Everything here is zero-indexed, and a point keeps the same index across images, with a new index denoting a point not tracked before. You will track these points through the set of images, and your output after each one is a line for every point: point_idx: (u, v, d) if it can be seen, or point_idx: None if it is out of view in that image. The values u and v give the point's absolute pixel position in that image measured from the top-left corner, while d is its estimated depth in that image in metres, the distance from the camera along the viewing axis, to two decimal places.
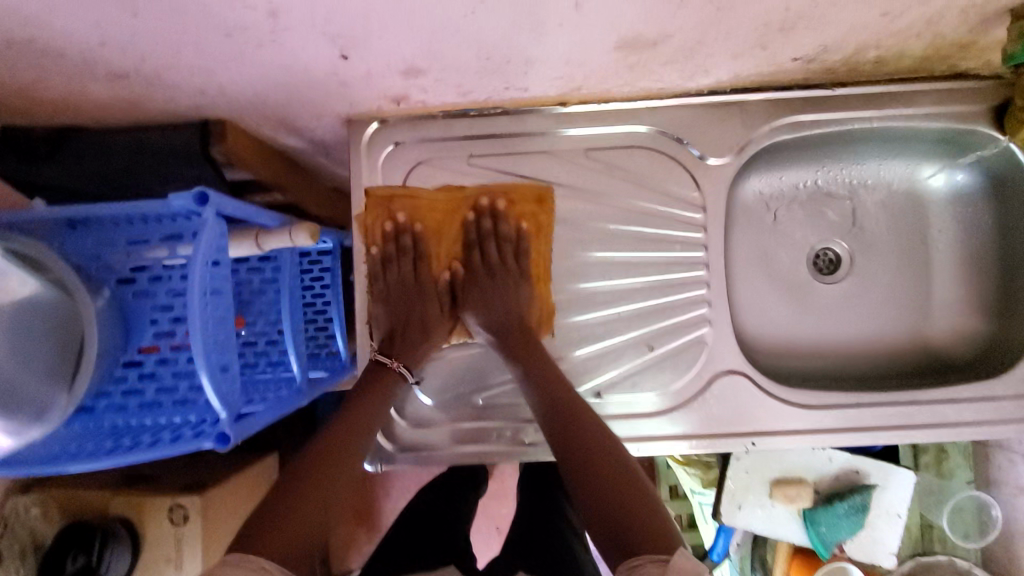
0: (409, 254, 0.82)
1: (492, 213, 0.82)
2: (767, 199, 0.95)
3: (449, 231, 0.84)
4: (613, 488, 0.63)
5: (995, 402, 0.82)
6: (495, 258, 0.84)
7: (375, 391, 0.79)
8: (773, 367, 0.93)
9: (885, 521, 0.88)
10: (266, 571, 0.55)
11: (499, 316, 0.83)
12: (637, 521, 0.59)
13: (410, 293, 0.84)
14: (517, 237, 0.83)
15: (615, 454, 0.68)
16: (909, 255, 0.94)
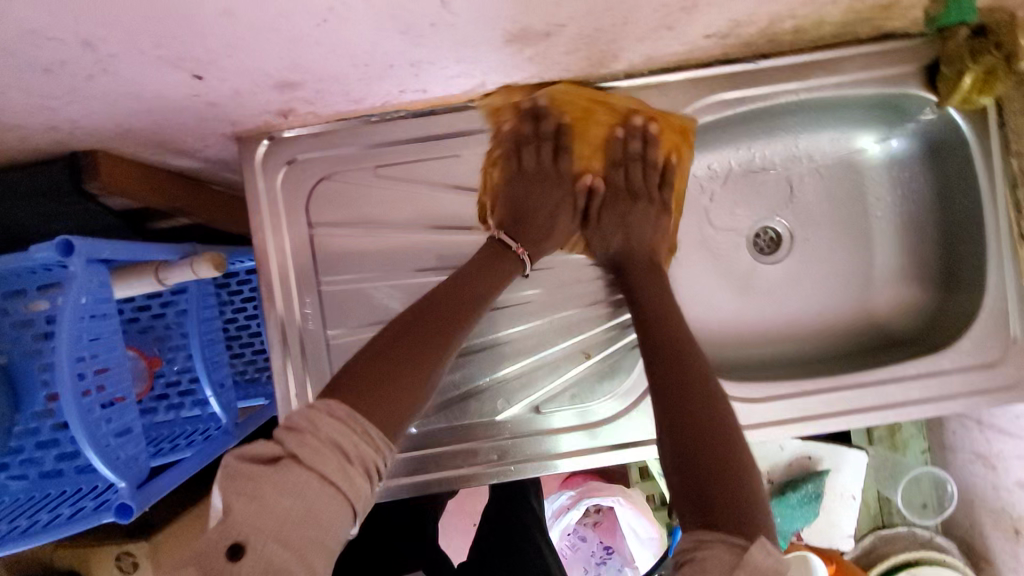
0: (550, 142, 0.75)
1: (641, 133, 0.76)
2: (700, 182, 0.91)
3: (593, 142, 0.77)
4: (709, 445, 0.56)
5: (941, 375, 0.80)
6: (625, 181, 0.78)
7: (492, 287, 0.69)
8: (720, 356, 0.89)
9: (840, 503, 0.87)
10: (366, 440, 0.52)
11: (624, 228, 0.77)
12: (729, 497, 0.53)
13: (535, 182, 0.76)
14: (642, 157, 0.77)
15: (716, 418, 0.59)
16: (849, 227, 0.91)
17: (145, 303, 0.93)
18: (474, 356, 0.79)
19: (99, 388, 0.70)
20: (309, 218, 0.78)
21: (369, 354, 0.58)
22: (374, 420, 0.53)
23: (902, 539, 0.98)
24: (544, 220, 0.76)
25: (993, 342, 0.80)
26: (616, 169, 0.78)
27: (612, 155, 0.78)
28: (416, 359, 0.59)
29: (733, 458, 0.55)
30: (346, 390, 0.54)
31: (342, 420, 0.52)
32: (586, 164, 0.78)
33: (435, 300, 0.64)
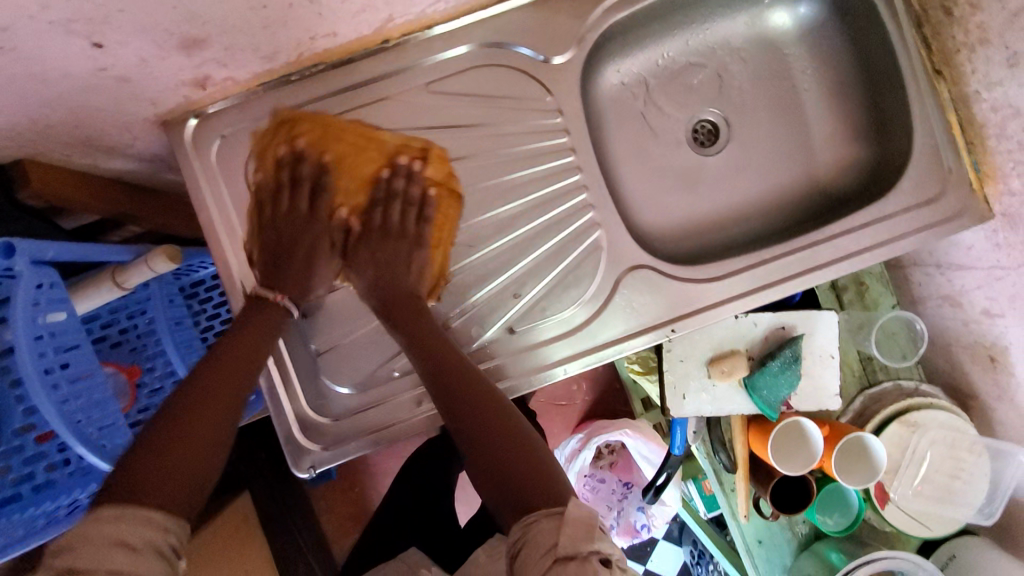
0: (308, 183, 0.72)
1: (403, 172, 0.75)
2: (629, 86, 0.92)
3: (349, 175, 0.74)
4: (488, 440, 0.63)
5: (889, 219, 0.83)
6: (404, 220, 0.76)
7: (252, 329, 0.70)
8: (680, 251, 0.92)
9: (820, 365, 0.90)
10: (148, 525, 0.48)
11: (380, 267, 0.75)
12: (527, 490, 0.57)
13: (297, 227, 0.73)
14: (417, 203, 0.76)
15: (493, 406, 0.66)
16: (780, 102, 0.93)
17: (109, 318, 0.92)
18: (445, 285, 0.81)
19: (74, 392, 0.71)
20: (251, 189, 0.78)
21: (157, 431, 0.56)
22: (156, 505, 0.50)
23: (889, 395, 1.01)
24: (303, 254, 0.74)
25: (930, 178, 0.83)
26: (373, 210, 0.76)
27: (371, 195, 0.76)
28: (204, 421, 0.59)
29: (518, 430, 0.64)
30: (101, 494, 0.50)
31: (122, 512, 0.48)
32: (345, 200, 0.75)
33: (204, 366, 0.65)
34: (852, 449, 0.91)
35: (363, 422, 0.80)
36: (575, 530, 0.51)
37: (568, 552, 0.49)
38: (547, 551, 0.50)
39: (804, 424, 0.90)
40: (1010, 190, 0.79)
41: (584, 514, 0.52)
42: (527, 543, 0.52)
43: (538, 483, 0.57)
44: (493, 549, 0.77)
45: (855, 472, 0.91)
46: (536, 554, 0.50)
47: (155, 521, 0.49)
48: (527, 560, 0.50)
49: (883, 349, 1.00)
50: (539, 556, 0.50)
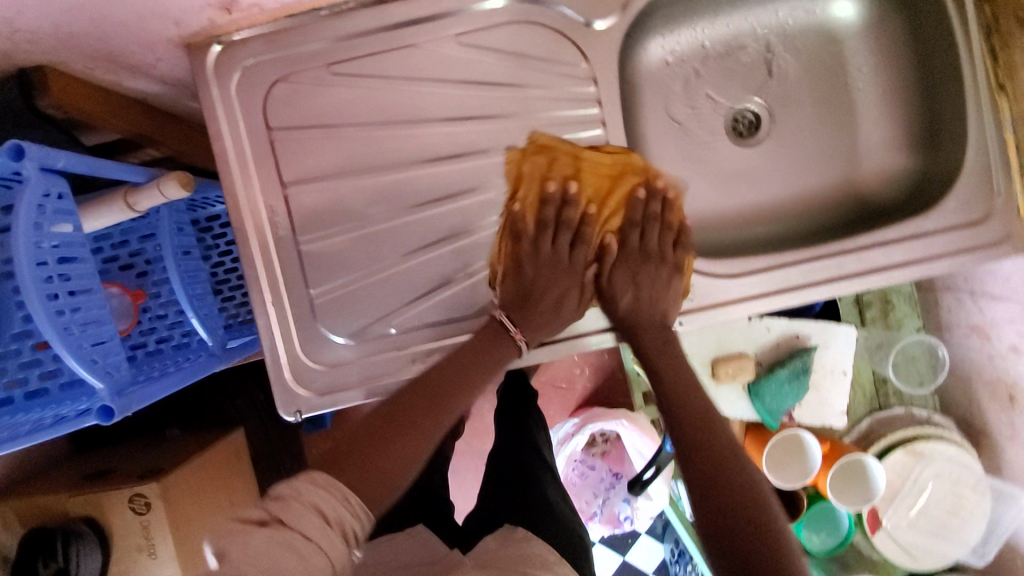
0: (561, 230, 0.78)
1: (660, 196, 0.80)
2: (672, 63, 0.87)
3: (615, 197, 0.80)
4: (730, 496, 0.58)
5: (927, 237, 0.78)
6: (666, 241, 0.80)
7: (480, 354, 0.74)
8: (703, 242, 0.88)
9: (830, 380, 0.86)
10: (343, 504, 0.52)
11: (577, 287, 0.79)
12: (746, 558, 0.53)
13: (543, 275, 0.78)
14: (654, 219, 0.79)
15: (716, 433, 0.65)
16: (830, 99, 0.88)
17: (120, 239, 0.92)
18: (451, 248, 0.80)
19: (73, 304, 0.70)
20: (267, 122, 0.76)
21: (370, 424, 0.62)
22: (341, 479, 0.55)
23: (899, 421, 0.96)
24: (553, 297, 0.78)
25: (978, 198, 0.78)
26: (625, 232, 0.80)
27: (629, 212, 0.80)
28: (415, 433, 0.62)
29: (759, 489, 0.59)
30: (325, 459, 0.57)
31: (322, 480, 0.53)
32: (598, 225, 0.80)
33: (428, 379, 0.70)
34: (846, 473, 0.88)
35: (366, 370, 0.80)
36: None
37: None
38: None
39: (804, 437, 0.87)
40: None
41: None
42: None
43: (773, 557, 0.53)
44: (501, 539, 0.80)
45: (847, 493, 0.88)
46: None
47: (336, 493, 0.52)
48: None
49: (900, 372, 0.95)
50: None
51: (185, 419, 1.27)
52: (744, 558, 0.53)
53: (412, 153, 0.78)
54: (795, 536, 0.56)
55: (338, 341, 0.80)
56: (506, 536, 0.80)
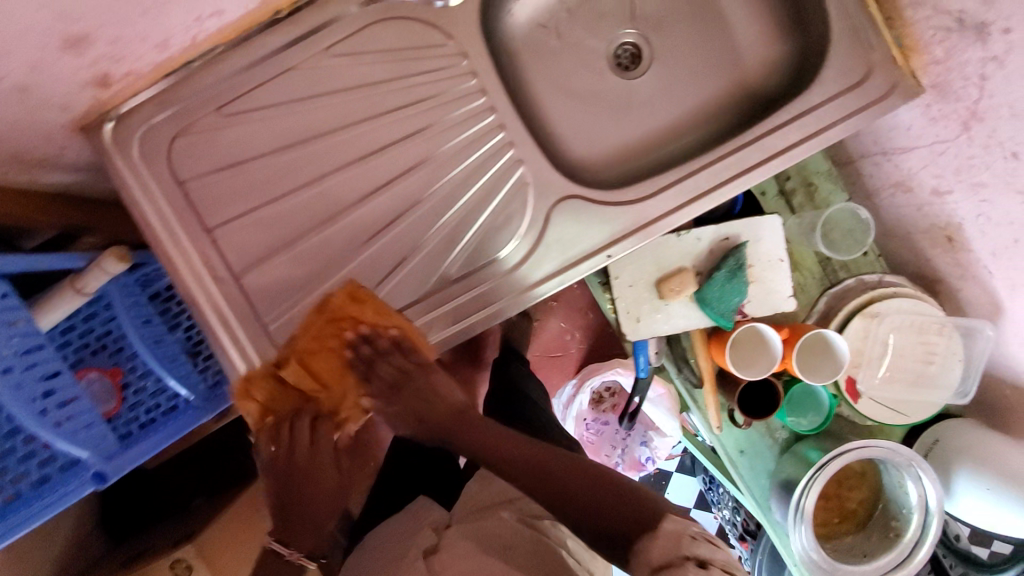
0: (303, 419, 0.81)
1: (371, 338, 0.80)
2: (541, 21, 0.92)
3: (321, 371, 0.79)
4: (578, 494, 0.72)
5: (816, 109, 0.81)
6: (400, 367, 0.82)
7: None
8: (616, 174, 0.91)
9: (771, 268, 0.90)
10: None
11: (411, 411, 0.85)
12: (633, 510, 0.68)
13: (304, 467, 0.81)
14: (397, 348, 0.81)
15: (519, 452, 0.78)
16: (694, 12, 0.93)
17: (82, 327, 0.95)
18: (382, 245, 0.83)
19: (45, 390, 0.77)
20: (176, 176, 0.80)
21: None
22: None
23: (851, 292, 0.99)
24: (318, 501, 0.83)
25: (853, 59, 0.81)
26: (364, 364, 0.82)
27: (341, 361, 0.81)
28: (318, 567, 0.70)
29: (590, 471, 0.74)
30: None
31: None
32: (324, 388, 0.81)
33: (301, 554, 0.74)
34: (809, 348, 0.93)
35: None
36: (665, 543, 0.63)
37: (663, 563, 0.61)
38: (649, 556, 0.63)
39: (761, 327, 0.91)
40: (934, 59, 0.77)
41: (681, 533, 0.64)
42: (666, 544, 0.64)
43: (627, 515, 0.68)
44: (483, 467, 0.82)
45: (815, 368, 0.92)
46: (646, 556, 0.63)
47: None
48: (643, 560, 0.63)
49: (836, 244, 0.98)
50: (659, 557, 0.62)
51: (207, 484, 1.30)
52: (616, 508, 0.69)
53: (319, 168, 0.82)
54: (630, 482, 0.72)
55: None
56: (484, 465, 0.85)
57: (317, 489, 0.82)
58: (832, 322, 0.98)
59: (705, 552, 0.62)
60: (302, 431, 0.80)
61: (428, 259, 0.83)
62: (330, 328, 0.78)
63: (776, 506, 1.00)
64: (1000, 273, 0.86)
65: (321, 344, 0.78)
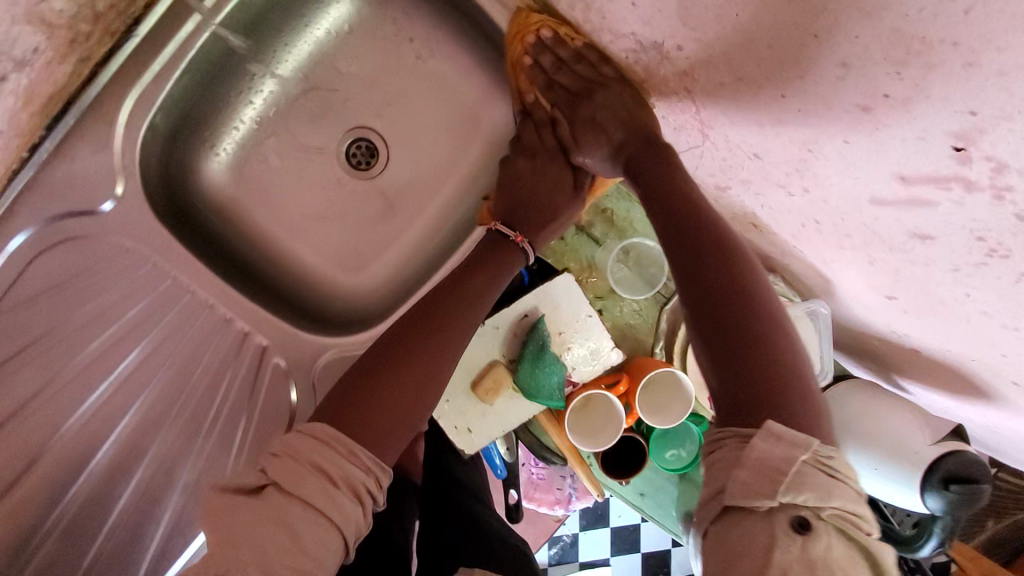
0: (544, 96, 0.75)
1: (545, 49, 0.71)
2: (246, 161, 0.82)
3: (520, 74, 0.75)
4: (714, 312, 0.53)
5: None
6: (586, 82, 0.71)
7: (314, 440, 0.53)
8: (385, 297, 0.85)
9: (581, 326, 0.82)
10: (354, 461, 0.53)
11: (613, 118, 0.69)
12: (770, 392, 0.48)
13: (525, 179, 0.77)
14: (575, 61, 0.71)
15: (698, 220, 0.60)
16: (407, 86, 0.84)
17: None
18: (144, 489, 0.71)
19: None
20: None
21: None
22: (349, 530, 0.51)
23: None
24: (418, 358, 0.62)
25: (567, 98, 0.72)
26: (552, 91, 0.74)
27: (534, 85, 0.75)
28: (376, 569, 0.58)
29: (768, 305, 0.54)
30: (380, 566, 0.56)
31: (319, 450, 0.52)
32: (532, 92, 0.76)
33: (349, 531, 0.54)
34: (653, 388, 0.84)
35: None
36: (756, 478, 0.43)
37: (748, 501, 0.44)
38: (717, 495, 0.46)
39: (597, 393, 0.82)
40: (641, 78, 0.68)
41: (783, 458, 0.44)
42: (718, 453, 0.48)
43: (771, 373, 0.49)
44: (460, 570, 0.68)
45: (661, 410, 0.83)
46: (710, 489, 0.47)
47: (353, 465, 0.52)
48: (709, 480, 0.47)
49: (642, 274, 0.92)
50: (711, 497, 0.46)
51: None
52: (744, 385, 0.49)
53: None
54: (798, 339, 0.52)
55: None
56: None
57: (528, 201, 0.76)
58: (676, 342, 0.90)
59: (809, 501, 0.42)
60: (534, 141, 0.78)
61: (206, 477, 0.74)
62: (518, 37, 0.73)
63: (682, 537, 0.95)
64: (809, 250, 0.79)
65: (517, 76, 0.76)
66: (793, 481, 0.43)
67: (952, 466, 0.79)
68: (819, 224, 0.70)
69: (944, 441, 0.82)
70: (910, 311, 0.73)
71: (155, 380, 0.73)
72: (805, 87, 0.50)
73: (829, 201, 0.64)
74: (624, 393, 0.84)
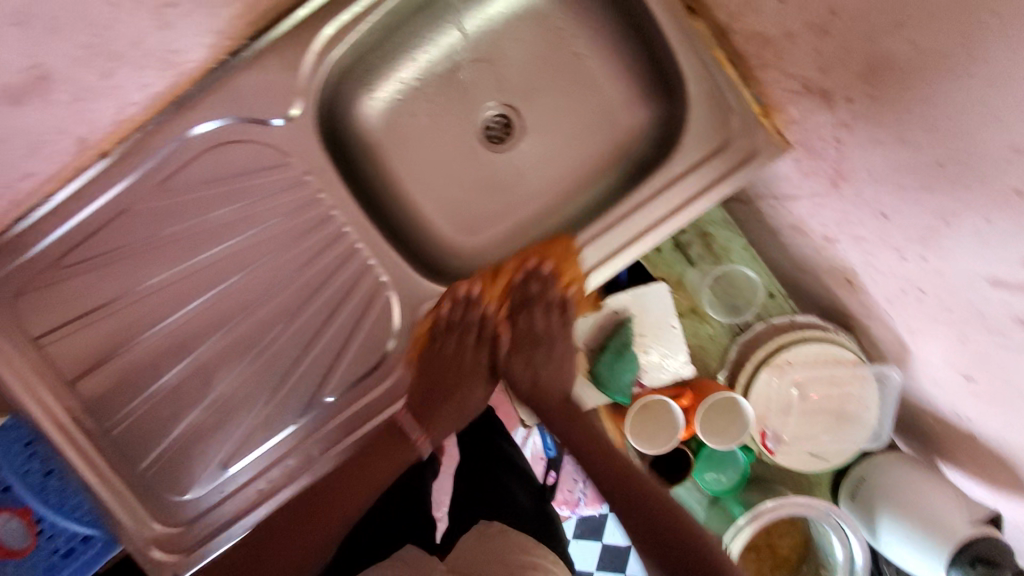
0: (517, 309, 0.79)
1: (540, 279, 0.78)
2: (399, 109, 0.88)
3: (507, 274, 0.81)
4: (635, 527, 0.68)
5: (681, 180, 0.78)
6: (554, 324, 0.79)
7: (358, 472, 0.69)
8: (492, 264, 0.88)
9: (664, 334, 0.87)
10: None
11: (543, 375, 0.78)
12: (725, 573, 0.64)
13: (447, 359, 0.80)
14: (556, 304, 0.78)
15: (636, 472, 0.73)
16: (561, 75, 0.88)
17: None
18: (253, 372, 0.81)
19: None
20: (28, 335, 0.78)
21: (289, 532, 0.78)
22: None
23: (763, 336, 0.95)
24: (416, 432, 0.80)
25: (715, 120, 0.77)
26: (517, 314, 0.79)
27: (511, 298, 0.80)
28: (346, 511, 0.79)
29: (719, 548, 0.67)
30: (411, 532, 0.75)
31: None
32: (486, 292, 0.79)
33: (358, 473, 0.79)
34: (716, 411, 0.88)
35: (216, 519, 0.81)
36: None
37: None
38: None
39: (663, 399, 0.86)
40: (792, 118, 0.73)
41: None
42: None
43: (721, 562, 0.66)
44: (478, 539, 0.77)
45: (720, 431, 0.87)
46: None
47: None
48: None
49: (725, 302, 0.97)
50: None
51: None
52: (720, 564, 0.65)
53: (173, 303, 0.79)
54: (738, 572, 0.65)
55: (225, 474, 0.81)
56: (481, 534, 0.78)
57: (427, 377, 0.80)
58: (743, 371, 0.93)
59: None
60: (467, 342, 0.80)
61: (300, 380, 0.81)
62: (551, 249, 0.79)
63: None
64: (900, 318, 0.83)
65: (518, 262, 0.81)
66: None
67: (981, 549, 0.80)
68: (922, 295, 0.74)
69: (982, 524, 0.83)
70: (982, 395, 0.77)
71: (280, 282, 0.80)
72: (963, 158, 0.54)
73: (941, 273, 0.68)
74: (686, 407, 0.88)
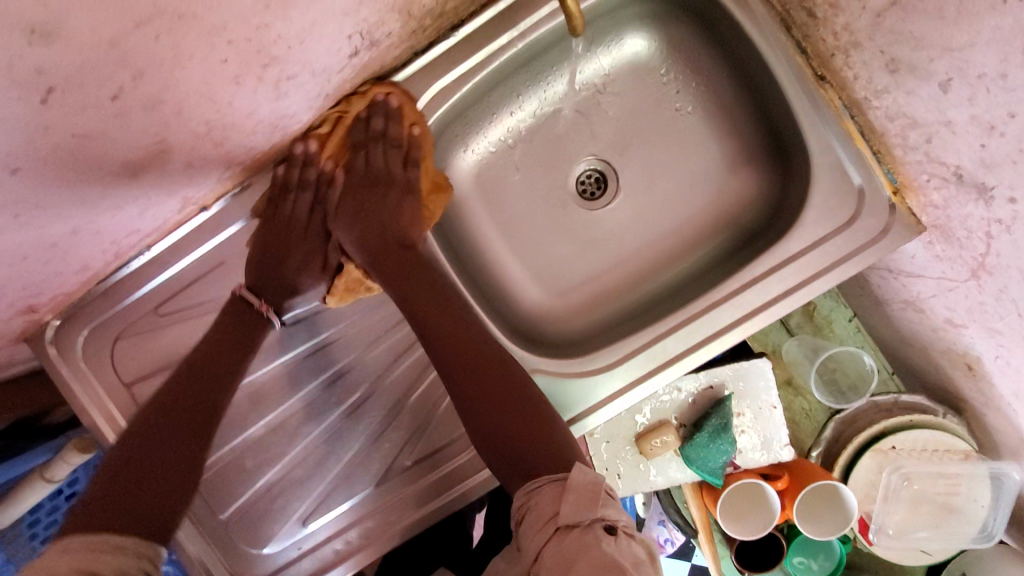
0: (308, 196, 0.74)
1: (380, 110, 0.72)
2: (493, 163, 0.85)
3: (338, 134, 0.73)
4: (510, 425, 0.63)
5: (797, 260, 0.72)
6: (394, 166, 0.74)
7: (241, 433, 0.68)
8: (579, 328, 0.84)
9: (762, 415, 0.83)
10: (122, 553, 0.51)
11: (371, 218, 0.74)
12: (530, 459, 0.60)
13: (285, 218, 0.74)
14: (405, 145, 0.74)
15: (499, 374, 0.66)
16: (664, 134, 0.83)
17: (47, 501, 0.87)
18: (339, 428, 0.80)
19: None
20: (121, 379, 0.79)
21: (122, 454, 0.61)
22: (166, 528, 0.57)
23: (863, 416, 0.89)
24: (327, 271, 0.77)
25: (839, 199, 0.72)
26: (352, 159, 0.75)
27: (353, 135, 0.74)
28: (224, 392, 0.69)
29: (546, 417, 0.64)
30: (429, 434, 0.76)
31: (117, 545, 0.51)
32: (326, 143, 0.73)
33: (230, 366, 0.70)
34: (816, 499, 0.80)
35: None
36: (578, 499, 0.54)
37: (574, 519, 0.52)
38: (549, 520, 0.53)
39: (759, 484, 0.80)
40: (932, 203, 0.66)
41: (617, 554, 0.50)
42: (533, 514, 0.55)
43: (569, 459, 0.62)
44: None
45: (819, 521, 0.80)
46: (538, 524, 0.54)
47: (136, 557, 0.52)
48: (537, 519, 0.54)
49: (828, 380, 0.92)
50: (541, 529, 0.53)
51: None
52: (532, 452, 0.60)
53: (263, 355, 0.78)
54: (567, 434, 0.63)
55: (302, 530, 0.79)
56: None
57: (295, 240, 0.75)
58: (841, 452, 0.88)
59: (614, 514, 0.53)
60: (297, 207, 0.74)
61: (388, 437, 0.80)
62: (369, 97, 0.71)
63: None
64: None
65: (339, 124, 0.73)
66: (601, 501, 0.54)
67: None
68: None
69: None
70: None
71: (379, 339, 0.80)
72: None
73: None
74: (780, 490, 0.82)
